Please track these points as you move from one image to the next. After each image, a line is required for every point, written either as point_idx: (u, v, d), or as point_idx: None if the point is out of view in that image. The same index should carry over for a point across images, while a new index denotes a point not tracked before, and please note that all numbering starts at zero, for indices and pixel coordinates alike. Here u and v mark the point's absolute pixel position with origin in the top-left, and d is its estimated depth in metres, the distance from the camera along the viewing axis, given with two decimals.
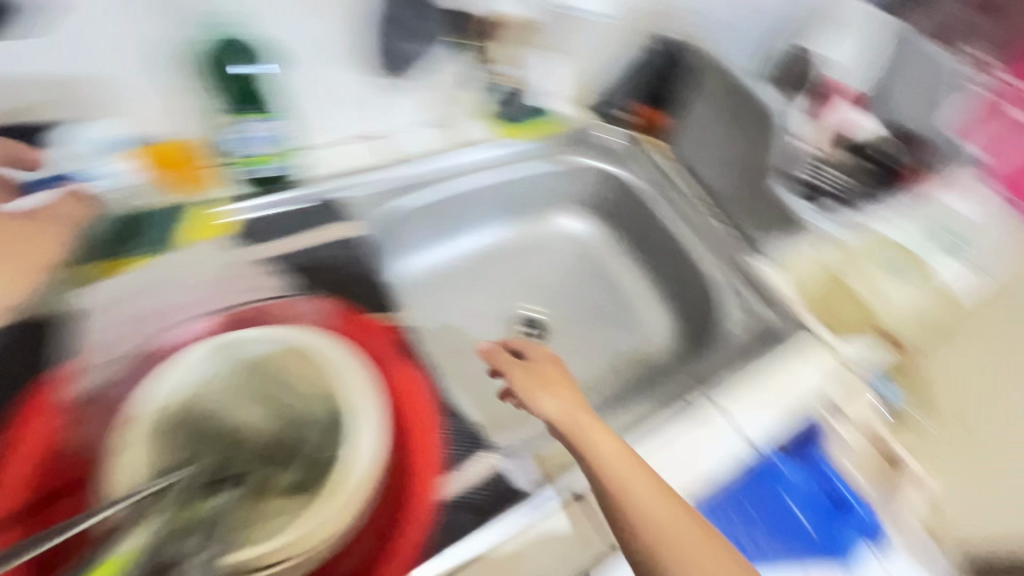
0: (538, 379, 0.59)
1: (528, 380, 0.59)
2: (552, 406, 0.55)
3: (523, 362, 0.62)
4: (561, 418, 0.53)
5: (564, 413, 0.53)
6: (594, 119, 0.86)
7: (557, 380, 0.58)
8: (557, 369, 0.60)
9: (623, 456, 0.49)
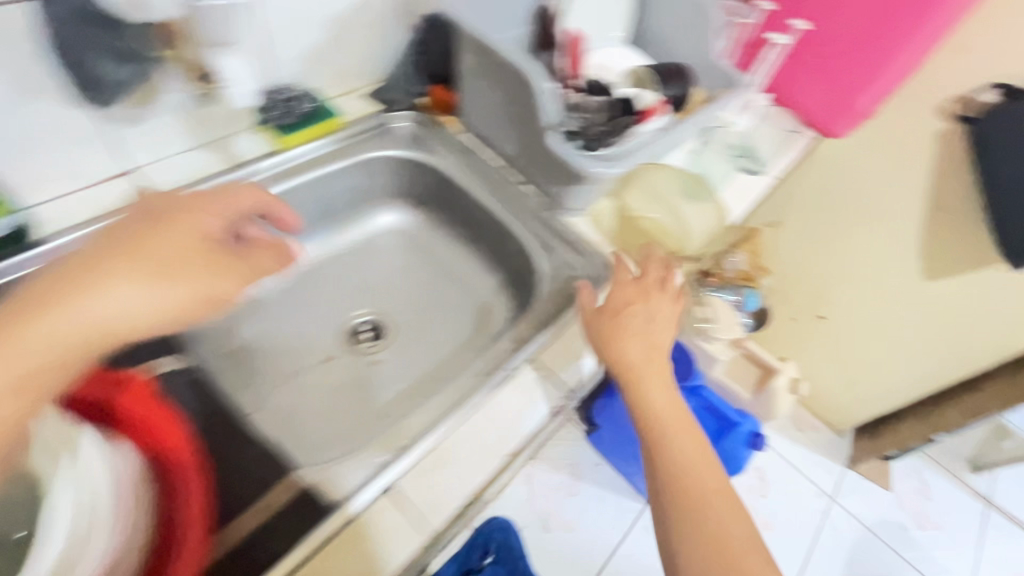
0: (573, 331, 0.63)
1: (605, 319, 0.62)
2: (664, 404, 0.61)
3: (605, 309, 0.64)
4: (675, 416, 0.61)
5: (618, 353, 0.61)
6: (382, 111, 0.85)
7: (635, 330, 0.63)
8: (631, 317, 0.64)
9: (674, 411, 0.61)
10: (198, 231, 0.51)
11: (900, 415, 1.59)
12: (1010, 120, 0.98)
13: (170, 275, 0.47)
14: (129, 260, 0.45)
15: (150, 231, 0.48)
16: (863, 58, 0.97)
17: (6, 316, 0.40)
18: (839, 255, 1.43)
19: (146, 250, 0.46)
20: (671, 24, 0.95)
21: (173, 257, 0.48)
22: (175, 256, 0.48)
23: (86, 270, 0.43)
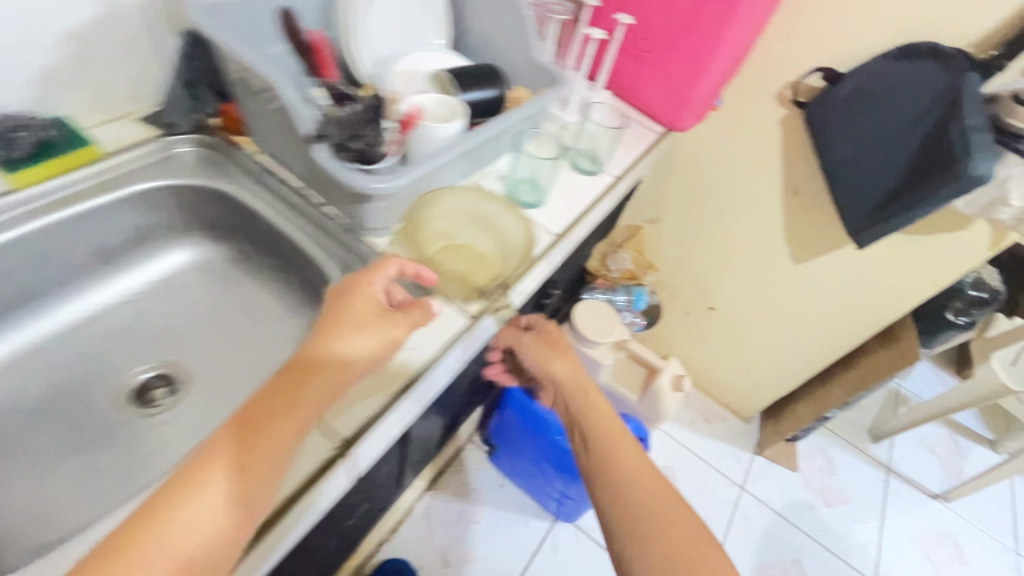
0: (548, 344, 0.85)
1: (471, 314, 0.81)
2: (566, 371, 0.82)
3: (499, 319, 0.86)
4: (571, 384, 0.80)
5: (552, 371, 0.83)
6: (161, 135, 0.77)
7: (562, 348, 0.85)
8: (558, 339, 0.87)
9: (621, 442, 0.71)
10: (377, 297, 0.60)
11: (797, 396, 1.61)
12: (835, 99, 1.00)
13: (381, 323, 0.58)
14: (343, 326, 0.56)
15: (341, 319, 0.56)
16: (688, 48, 0.96)
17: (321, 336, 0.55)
18: (716, 244, 1.44)
19: (338, 338, 0.55)
20: (488, 24, 0.91)
21: (352, 327, 0.56)
22: (322, 344, 0.54)
23: (244, 421, 0.49)
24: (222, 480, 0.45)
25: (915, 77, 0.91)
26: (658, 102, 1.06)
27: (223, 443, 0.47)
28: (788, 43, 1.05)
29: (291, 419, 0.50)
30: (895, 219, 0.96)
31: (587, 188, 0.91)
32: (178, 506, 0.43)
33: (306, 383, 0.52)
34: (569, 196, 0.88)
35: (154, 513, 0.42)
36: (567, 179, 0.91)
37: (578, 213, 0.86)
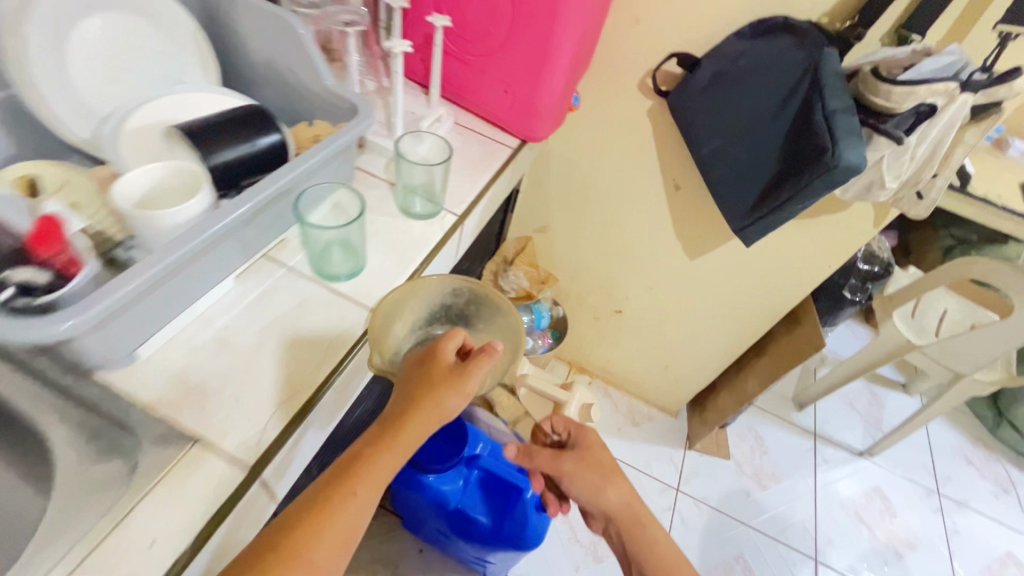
0: (592, 466, 0.82)
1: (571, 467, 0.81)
2: (618, 501, 0.81)
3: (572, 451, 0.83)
4: (623, 510, 0.81)
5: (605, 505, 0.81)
6: None
7: (604, 468, 0.82)
8: (601, 456, 0.84)
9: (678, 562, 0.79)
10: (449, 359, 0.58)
11: (718, 385, 1.55)
12: (696, 87, 0.89)
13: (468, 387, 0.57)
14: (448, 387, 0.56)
15: (430, 387, 0.55)
16: (524, 47, 0.81)
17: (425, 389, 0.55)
18: (611, 248, 1.33)
19: (426, 405, 0.55)
20: (265, 49, 0.72)
21: (433, 398, 0.55)
22: (417, 406, 0.54)
23: (359, 458, 0.52)
24: (336, 515, 0.49)
25: (771, 57, 0.81)
26: (504, 113, 0.91)
27: (323, 489, 0.50)
28: (638, 29, 0.92)
29: (392, 463, 0.53)
30: (774, 213, 0.87)
31: (420, 237, 0.74)
32: (305, 534, 0.48)
33: (407, 435, 0.54)
34: (397, 255, 0.72)
35: (280, 545, 0.47)
36: (396, 229, 0.74)
37: (411, 272, 0.71)
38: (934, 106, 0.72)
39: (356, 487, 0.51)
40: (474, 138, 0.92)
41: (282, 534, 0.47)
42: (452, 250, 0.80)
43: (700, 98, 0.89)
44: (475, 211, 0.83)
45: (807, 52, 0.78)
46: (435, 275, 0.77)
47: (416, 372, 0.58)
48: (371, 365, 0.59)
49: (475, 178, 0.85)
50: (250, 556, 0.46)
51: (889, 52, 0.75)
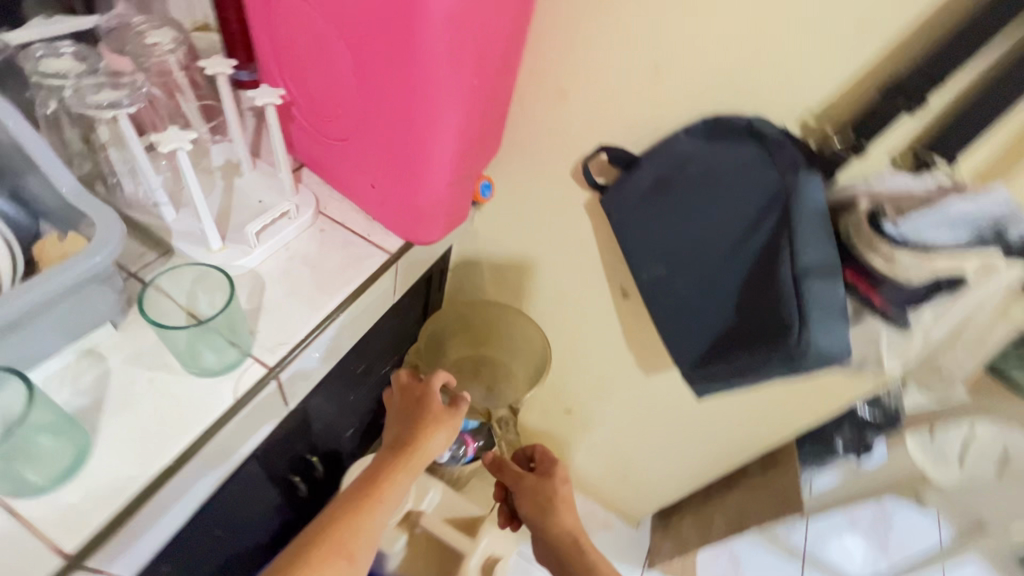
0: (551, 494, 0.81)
1: (536, 504, 0.81)
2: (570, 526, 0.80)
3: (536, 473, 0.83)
4: (566, 539, 0.79)
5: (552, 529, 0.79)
6: None
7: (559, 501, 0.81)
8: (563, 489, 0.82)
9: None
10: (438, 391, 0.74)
11: (683, 504, 1.30)
12: (629, 195, 0.64)
13: (448, 412, 0.72)
14: (434, 409, 0.72)
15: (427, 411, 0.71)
16: (384, 133, 0.60)
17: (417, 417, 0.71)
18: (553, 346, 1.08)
19: (430, 423, 0.71)
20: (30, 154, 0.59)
21: (431, 417, 0.71)
22: (418, 428, 0.70)
23: (362, 489, 0.63)
24: (374, 500, 0.62)
25: (729, 171, 0.57)
26: (378, 211, 0.69)
27: (334, 517, 0.60)
28: (563, 108, 0.70)
29: (411, 462, 0.67)
30: (731, 376, 0.62)
31: (199, 406, 0.53)
32: (352, 521, 0.59)
33: (413, 451, 0.68)
34: (146, 442, 0.50)
35: (336, 526, 0.59)
36: (164, 395, 0.53)
37: (160, 472, 0.49)
38: (960, 279, 0.47)
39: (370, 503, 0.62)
40: (337, 240, 0.70)
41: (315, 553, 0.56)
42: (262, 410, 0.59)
43: (630, 212, 0.65)
44: (308, 352, 0.61)
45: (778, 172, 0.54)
46: (223, 455, 0.55)
47: (414, 404, 0.73)
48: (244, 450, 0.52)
49: (316, 304, 0.63)
50: (295, 565, 0.56)
51: (893, 182, 0.50)
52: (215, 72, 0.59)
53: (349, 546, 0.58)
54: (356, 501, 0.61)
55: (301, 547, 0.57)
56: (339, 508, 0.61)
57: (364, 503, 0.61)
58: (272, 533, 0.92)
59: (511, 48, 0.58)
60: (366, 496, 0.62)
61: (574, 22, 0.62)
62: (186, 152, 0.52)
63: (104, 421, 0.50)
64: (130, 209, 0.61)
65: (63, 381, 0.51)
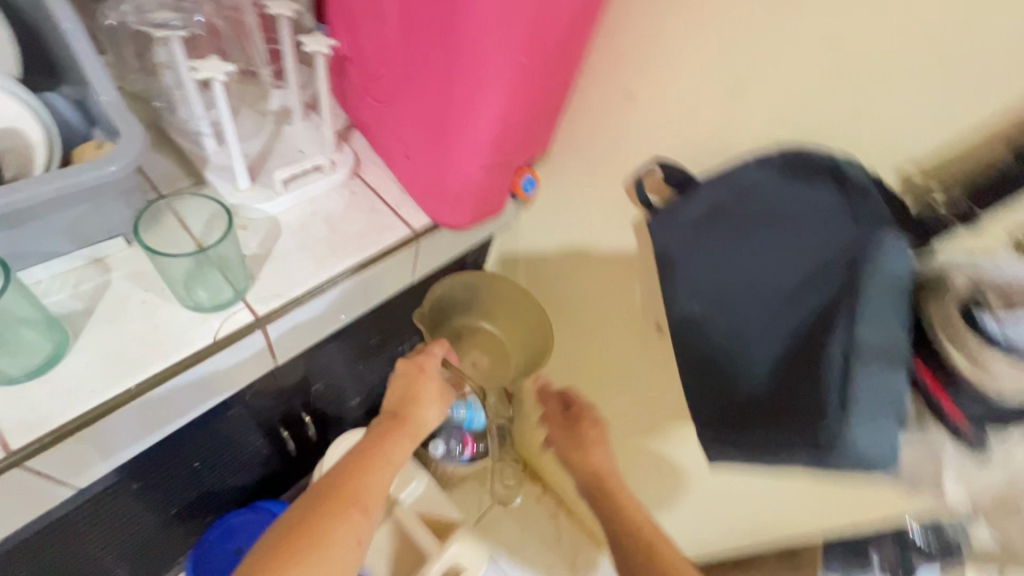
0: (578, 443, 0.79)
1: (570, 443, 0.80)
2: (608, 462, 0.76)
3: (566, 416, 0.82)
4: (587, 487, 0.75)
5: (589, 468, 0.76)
6: None
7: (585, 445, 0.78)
8: (593, 431, 0.79)
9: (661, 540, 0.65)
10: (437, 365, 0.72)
11: None
12: (678, 218, 0.56)
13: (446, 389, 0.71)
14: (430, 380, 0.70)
15: (421, 385, 0.69)
16: (424, 101, 0.56)
17: (410, 386, 0.70)
18: (572, 367, 1.00)
19: (427, 399, 0.69)
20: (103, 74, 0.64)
21: (426, 390, 0.69)
22: (413, 400, 0.69)
23: (362, 451, 0.63)
24: (380, 461, 0.62)
25: (797, 212, 0.47)
26: (410, 182, 0.66)
27: (336, 477, 0.59)
28: (627, 114, 0.64)
29: (412, 431, 0.67)
30: (751, 442, 0.52)
31: (177, 338, 0.52)
32: (348, 483, 0.58)
33: (411, 419, 0.67)
34: (116, 362, 0.50)
35: (344, 483, 0.58)
36: (149, 318, 0.52)
37: (122, 395, 0.49)
38: None
39: (369, 464, 0.61)
40: (364, 206, 0.68)
41: (309, 514, 0.55)
42: (242, 359, 0.57)
43: (669, 234, 0.57)
44: (302, 312, 0.59)
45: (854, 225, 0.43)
46: (192, 390, 0.55)
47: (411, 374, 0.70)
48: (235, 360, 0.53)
49: (321, 264, 0.61)
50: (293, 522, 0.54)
51: (1005, 266, 0.38)
52: (277, 14, 0.58)
53: (361, 499, 0.58)
54: (351, 465, 0.61)
55: (307, 510, 0.55)
56: (338, 469, 0.60)
57: (363, 463, 0.61)
58: (252, 480, 0.93)
59: (575, 31, 0.52)
60: (363, 457, 0.62)
61: (656, 20, 0.56)
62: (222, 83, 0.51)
63: (87, 330, 0.50)
64: (176, 133, 0.63)
65: (64, 284, 0.52)
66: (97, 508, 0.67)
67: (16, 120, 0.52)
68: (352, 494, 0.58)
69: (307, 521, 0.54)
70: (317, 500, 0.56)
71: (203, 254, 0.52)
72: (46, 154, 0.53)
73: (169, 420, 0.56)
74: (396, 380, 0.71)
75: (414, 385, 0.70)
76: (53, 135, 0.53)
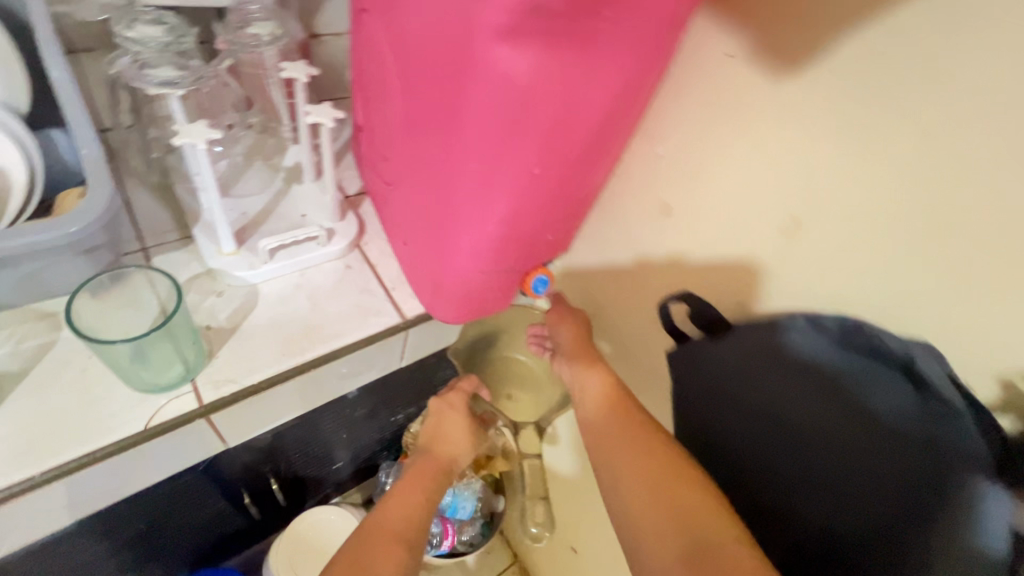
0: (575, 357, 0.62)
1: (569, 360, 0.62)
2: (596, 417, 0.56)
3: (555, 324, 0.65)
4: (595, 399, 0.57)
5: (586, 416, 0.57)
6: None
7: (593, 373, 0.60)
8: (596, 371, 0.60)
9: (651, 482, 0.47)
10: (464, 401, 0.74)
11: None
12: (702, 371, 0.48)
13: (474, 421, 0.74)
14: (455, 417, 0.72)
15: (450, 418, 0.72)
16: (423, 195, 0.50)
17: (434, 422, 0.72)
18: (572, 472, 0.90)
19: (456, 435, 0.71)
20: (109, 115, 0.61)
21: (452, 427, 0.72)
22: (440, 437, 0.71)
23: (396, 497, 0.60)
24: (413, 505, 0.59)
25: (851, 414, 0.39)
26: (407, 270, 0.59)
27: (380, 513, 0.57)
28: (662, 228, 0.56)
29: (441, 471, 0.66)
30: None
31: (106, 420, 0.48)
32: (393, 515, 0.57)
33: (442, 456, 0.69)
34: (30, 444, 0.45)
35: (385, 522, 0.56)
36: (84, 392, 0.48)
37: (22, 483, 0.44)
38: None
39: (401, 507, 0.58)
40: (357, 283, 0.61)
41: (361, 540, 0.54)
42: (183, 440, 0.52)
43: (689, 382, 0.50)
44: (262, 397, 0.55)
45: (923, 455, 0.36)
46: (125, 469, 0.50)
47: (440, 408, 0.73)
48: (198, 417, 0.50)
49: (291, 347, 0.55)
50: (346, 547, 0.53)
51: None
52: (294, 77, 0.54)
53: (405, 533, 0.55)
54: (389, 507, 0.58)
55: (355, 543, 0.53)
56: (375, 511, 0.57)
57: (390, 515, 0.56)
58: (208, 542, 0.87)
59: (600, 141, 0.44)
60: (401, 498, 0.59)
61: (707, 137, 0.48)
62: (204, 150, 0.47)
63: (14, 396, 0.47)
64: (175, 182, 0.59)
65: (11, 337, 0.49)
66: (25, 568, 0.62)
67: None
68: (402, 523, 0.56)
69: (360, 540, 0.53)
70: (364, 529, 0.55)
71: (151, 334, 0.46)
72: (28, 200, 0.50)
73: (110, 487, 0.53)
74: (427, 418, 0.73)
75: (441, 420, 0.72)
76: (35, 166, 0.51)
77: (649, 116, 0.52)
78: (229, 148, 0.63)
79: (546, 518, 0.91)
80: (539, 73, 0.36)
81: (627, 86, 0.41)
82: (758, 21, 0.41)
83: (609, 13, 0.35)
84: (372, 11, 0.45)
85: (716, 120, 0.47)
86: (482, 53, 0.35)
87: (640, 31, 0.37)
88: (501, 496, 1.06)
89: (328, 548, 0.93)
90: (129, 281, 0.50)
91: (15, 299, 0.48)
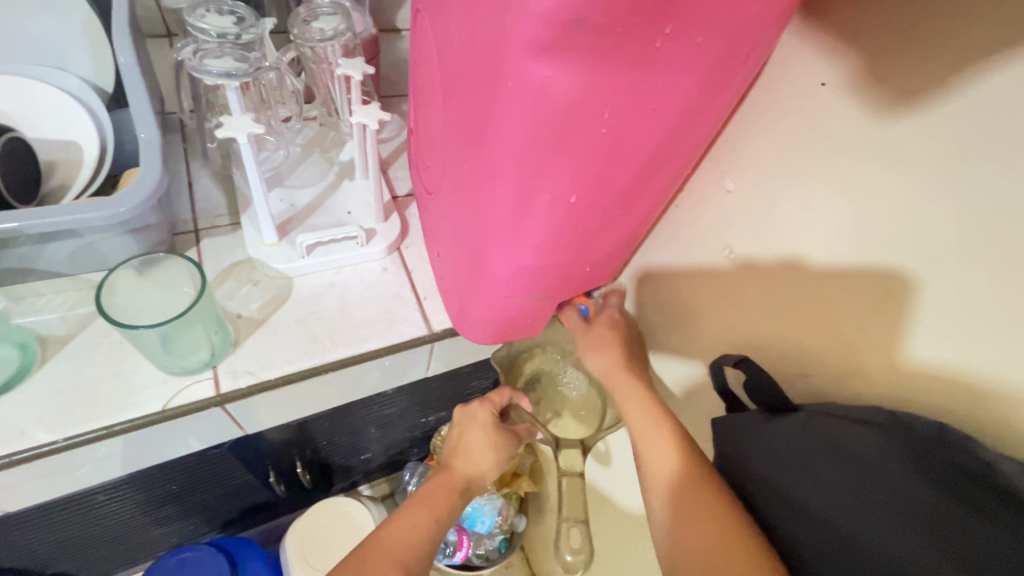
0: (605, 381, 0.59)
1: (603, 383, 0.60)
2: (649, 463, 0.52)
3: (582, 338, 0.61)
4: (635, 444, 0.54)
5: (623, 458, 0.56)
6: None
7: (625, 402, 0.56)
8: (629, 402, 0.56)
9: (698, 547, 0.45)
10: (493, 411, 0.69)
11: None
12: (755, 442, 0.43)
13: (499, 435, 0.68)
14: (480, 430, 0.68)
15: (472, 434, 0.68)
16: (457, 208, 0.46)
17: (459, 434, 0.69)
18: (601, 508, 0.84)
19: (479, 447, 0.67)
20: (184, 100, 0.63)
21: (475, 441, 0.67)
22: (464, 451, 0.66)
23: (403, 514, 0.57)
24: (422, 527, 0.56)
25: (936, 535, 0.33)
26: (445, 287, 0.55)
27: (385, 528, 0.55)
28: (723, 272, 0.50)
29: (461, 489, 0.63)
30: None
31: (129, 397, 0.50)
32: (395, 535, 0.54)
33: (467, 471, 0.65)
34: (59, 410, 0.49)
35: (384, 542, 0.53)
36: (114, 365, 0.51)
37: (48, 445, 0.47)
38: None
39: (407, 528, 0.55)
40: (388, 287, 0.60)
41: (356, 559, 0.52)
42: (198, 422, 0.54)
43: (748, 449, 0.44)
44: (281, 391, 0.55)
45: None
46: (153, 438, 0.53)
47: (469, 420, 0.69)
48: (221, 403, 0.52)
49: (313, 347, 0.55)
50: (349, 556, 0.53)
51: None
52: (350, 75, 0.54)
53: (404, 558, 0.53)
54: (395, 525, 0.55)
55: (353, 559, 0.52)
56: (383, 532, 0.55)
57: (391, 536, 0.54)
58: (236, 510, 0.91)
59: (653, 170, 0.39)
60: (411, 515, 0.57)
61: (786, 180, 0.42)
62: (247, 144, 0.49)
63: (55, 359, 0.51)
64: (234, 168, 0.61)
65: (63, 304, 0.53)
66: (65, 510, 0.67)
67: (78, 131, 0.55)
68: (403, 546, 0.54)
69: (356, 557, 0.52)
70: (364, 544, 0.53)
71: (172, 321, 0.47)
72: (95, 175, 0.54)
73: (141, 456, 0.57)
74: (453, 428, 0.70)
75: (466, 431, 0.68)
76: (106, 143, 0.56)
77: (721, 147, 0.46)
78: (284, 140, 0.64)
79: (585, 549, 0.67)
80: (581, 94, 0.31)
81: (683, 117, 0.35)
82: (863, 46, 0.34)
83: (669, 29, 0.29)
84: (425, 12, 0.43)
85: (796, 157, 0.40)
86: (515, 65, 0.31)
87: (705, 52, 0.31)
88: (523, 516, 1.04)
89: (348, 535, 0.96)
90: (169, 262, 0.51)
91: (72, 267, 0.52)
